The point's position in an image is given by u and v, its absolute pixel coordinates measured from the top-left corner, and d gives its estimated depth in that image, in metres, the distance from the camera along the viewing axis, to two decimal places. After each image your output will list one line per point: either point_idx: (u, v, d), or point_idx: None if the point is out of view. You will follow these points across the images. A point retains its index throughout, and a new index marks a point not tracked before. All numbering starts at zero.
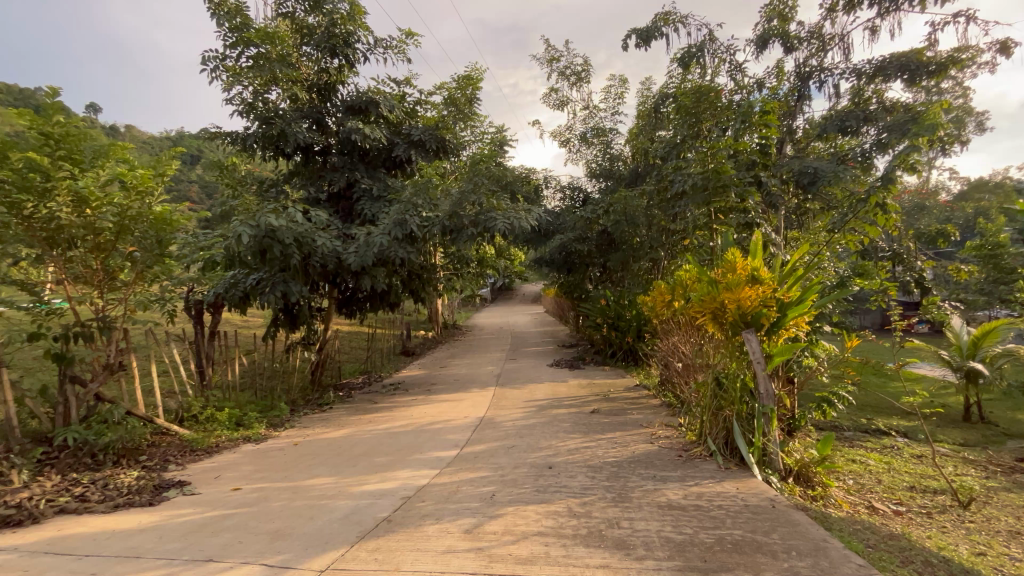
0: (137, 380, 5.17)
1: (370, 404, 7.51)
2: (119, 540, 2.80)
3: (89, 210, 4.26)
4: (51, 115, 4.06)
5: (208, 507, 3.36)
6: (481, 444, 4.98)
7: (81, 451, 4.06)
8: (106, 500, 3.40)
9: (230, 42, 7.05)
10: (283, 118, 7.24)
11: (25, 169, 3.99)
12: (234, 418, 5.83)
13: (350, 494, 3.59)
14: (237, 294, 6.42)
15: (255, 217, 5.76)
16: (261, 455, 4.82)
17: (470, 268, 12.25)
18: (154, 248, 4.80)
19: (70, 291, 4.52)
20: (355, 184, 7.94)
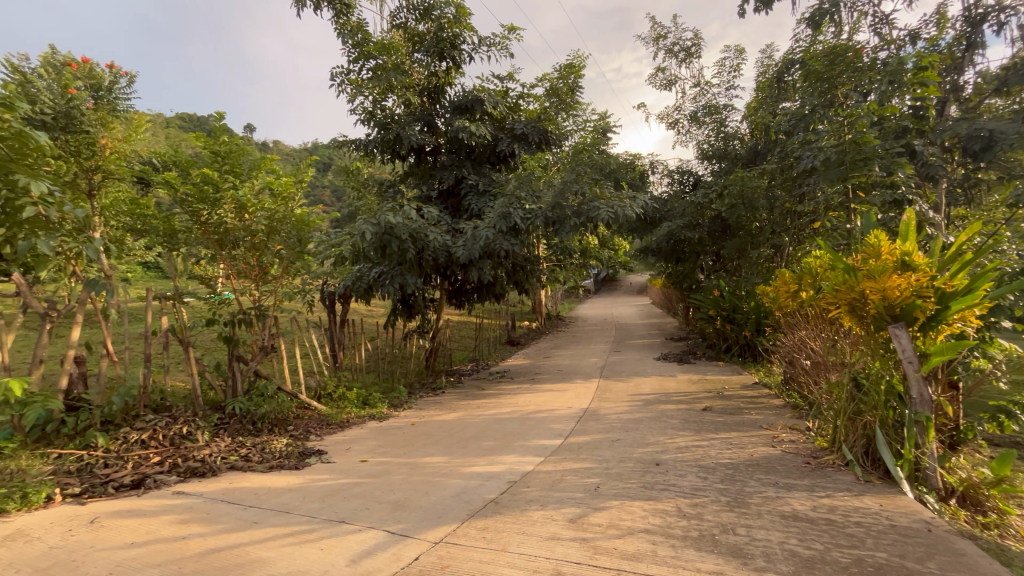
0: (285, 361, 6.01)
1: (478, 390, 7.88)
2: (275, 496, 3.28)
3: (247, 214, 5.06)
4: (219, 136, 4.84)
5: (341, 475, 3.80)
6: (586, 436, 4.96)
7: (245, 418, 4.84)
8: (264, 461, 4.02)
9: (353, 57, 7.77)
10: (398, 122, 7.80)
11: (201, 182, 4.79)
12: (361, 398, 6.51)
13: (461, 474, 3.82)
14: (362, 286, 7.20)
15: (377, 216, 6.33)
16: (384, 432, 5.32)
17: (573, 259, 12.18)
18: (296, 246, 5.48)
19: (235, 285, 5.35)
20: (462, 181, 8.32)
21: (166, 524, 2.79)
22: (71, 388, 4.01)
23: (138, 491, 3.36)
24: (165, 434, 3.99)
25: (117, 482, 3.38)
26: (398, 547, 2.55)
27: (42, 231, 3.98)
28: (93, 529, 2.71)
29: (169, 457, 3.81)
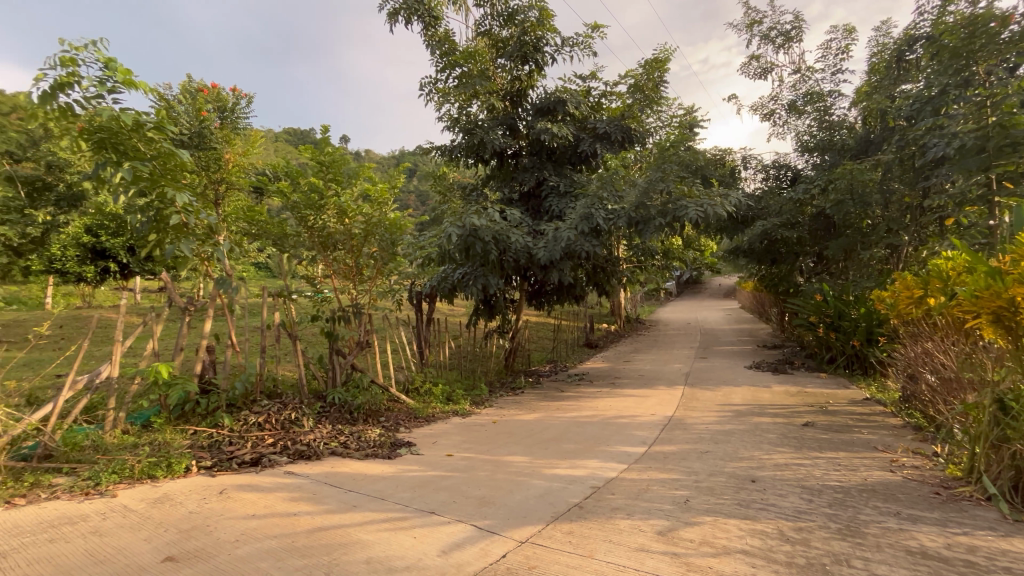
0: (377, 356, 6.42)
1: (557, 392, 7.87)
2: (371, 482, 3.51)
3: (348, 219, 5.49)
4: (324, 147, 5.29)
5: (429, 467, 3.97)
6: (672, 445, 4.75)
7: (343, 408, 5.24)
8: (360, 449, 4.31)
9: (441, 67, 8.11)
10: (482, 127, 8.01)
11: (309, 190, 5.27)
12: (446, 394, 6.78)
13: (543, 475, 3.83)
14: (447, 286, 7.50)
15: (462, 219, 6.54)
16: (467, 428, 5.48)
17: (655, 260, 11.74)
18: (389, 248, 5.83)
19: (336, 284, 5.79)
20: (543, 182, 8.36)
21: (280, 501, 3.09)
22: (204, 373, 4.57)
23: (256, 468, 3.75)
24: (277, 418, 4.42)
25: (240, 459, 3.80)
26: (485, 543, 2.61)
27: (183, 236, 4.60)
28: (221, 499, 3.06)
29: (281, 439, 4.21)
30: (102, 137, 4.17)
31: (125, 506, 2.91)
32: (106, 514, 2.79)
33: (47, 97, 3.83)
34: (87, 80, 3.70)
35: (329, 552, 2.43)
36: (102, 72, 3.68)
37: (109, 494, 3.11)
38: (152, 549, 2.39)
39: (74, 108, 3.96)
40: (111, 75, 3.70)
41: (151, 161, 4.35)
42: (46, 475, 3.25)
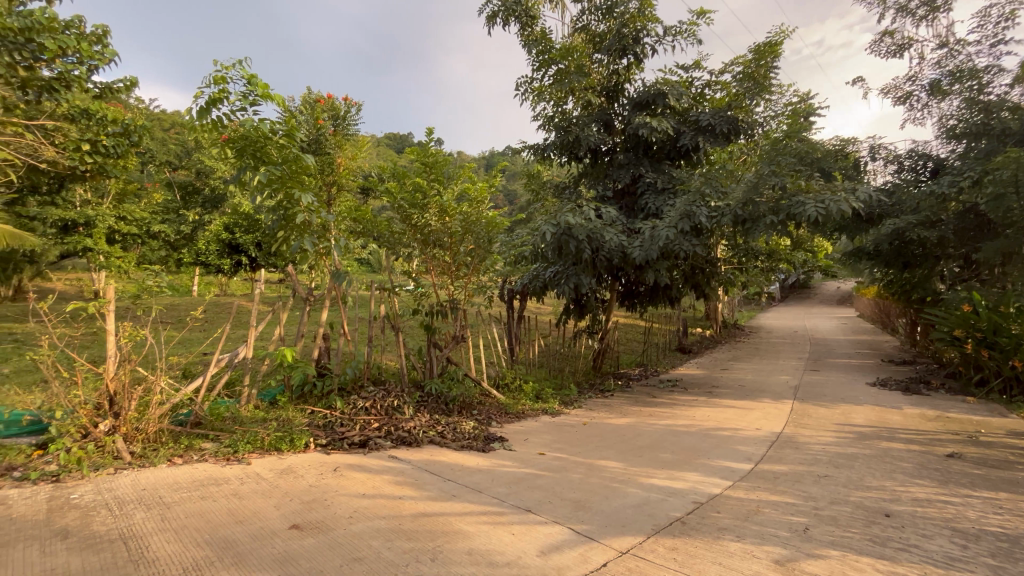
0: (470, 350, 6.63)
1: (649, 397, 7.56)
2: (468, 474, 3.61)
3: (448, 218, 5.72)
4: (428, 149, 5.52)
5: (522, 464, 4.00)
6: (783, 465, 4.33)
7: (439, 398, 5.46)
8: (456, 440, 4.46)
9: (536, 66, 8.12)
10: (576, 124, 7.89)
11: (413, 190, 5.54)
12: (535, 392, 6.79)
13: (640, 484, 3.68)
14: (538, 284, 7.54)
15: (556, 217, 6.50)
16: (557, 428, 5.44)
17: (759, 261, 10.83)
18: (484, 245, 5.98)
19: (434, 280, 6.03)
20: (639, 179, 8.06)
21: (386, 483, 3.27)
22: (320, 358, 5.02)
23: (364, 450, 4.03)
24: (382, 404, 4.71)
25: (350, 440, 4.10)
26: (585, 548, 2.56)
27: (306, 233, 5.07)
28: (336, 476, 3.32)
29: (385, 424, 4.48)
30: (244, 145, 4.74)
31: (258, 473, 3.26)
32: (243, 479, 3.14)
33: (204, 112, 4.42)
34: (234, 96, 4.22)
35: (433, 538, 2.52)
36: (246, 87, 4.16)
37: (245, 461, 3.51)
38: (282, 516, 2.63)
39: (223, 120, 4.53)
40: (252, 90, 4.18)
41: (282, 165, 4.85)
42: (196, 440, 3.74)
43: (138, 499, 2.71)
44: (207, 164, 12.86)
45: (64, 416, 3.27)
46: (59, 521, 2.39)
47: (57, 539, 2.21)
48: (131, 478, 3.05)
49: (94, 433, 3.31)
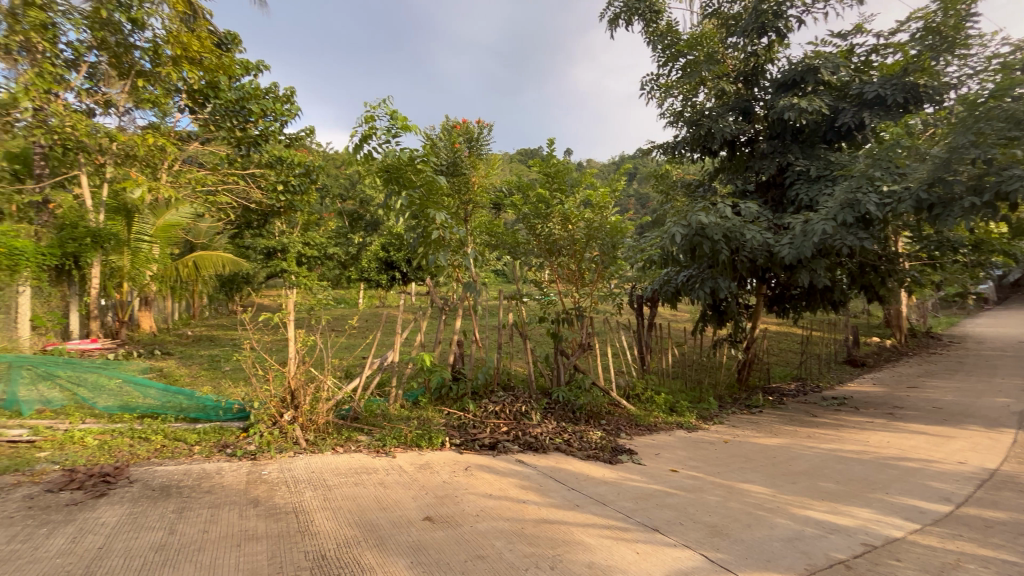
0: (598, 358, 6.53)
1: (808, 416, 6.59)
2: (593, 485, 3.53)
3: (572, 225, 5.75)
4: (550, 160, 5.60)
5: (651, 480, 3.79)
6: (999, 512, 3.41)
7: (566, 406, 5.46)
8: (582, 449, 4.42)
9: (663, 61, 7.77)
10: (710, 117, 7.29)
11: (537, 201, 5.69)
12: (669, 404, 6.40)
13: (793, 515, 3.22)
14: (670, 290, 7.13)
15: (687, 217, 6.07)
16: (693, 445, 5.04)
17: (961, 255, 8.75)
18: (610, 251, 5.85)
19: (560, 288, 6.09)
20: (788, 167, 7.15)
21: (512, 486, 3.38)
22: (455, 363, 5.39)
23: (494, 452, 4.21)
24: (510, 409, 4.89)
25: (481, 441, 4.32)
26: None
27: (441, 248, 5.49)
28: (466, 475, 3.53)
29: (513, 428, 4.62)
30: (390, 173, 5.36)
31: (401, 466, 3.62)
32: (388, 470, 3.52)
33: (357, 148, 5.13)
34: (380, 131, 4.80)
35: (553, 546, 2.52)
36: (389, 122, 4.73)
37: (391, 454, 3.92)
38: (418, 507, 2.88)
39: (373, 154, 5.20)
40: (394, 124, 4.72)
41: (420, 188, 5.39)
42: (353, 432, 4.28)
43: (308, 479, 3.21)
44: (367, 193, 14.77)
45: (260, 406, 4.04)
46: (253, 492, 2.94)
47: (250, 506, 2.72)
48: (305, 461, 3.62)
49: (280, 421, 4.02)
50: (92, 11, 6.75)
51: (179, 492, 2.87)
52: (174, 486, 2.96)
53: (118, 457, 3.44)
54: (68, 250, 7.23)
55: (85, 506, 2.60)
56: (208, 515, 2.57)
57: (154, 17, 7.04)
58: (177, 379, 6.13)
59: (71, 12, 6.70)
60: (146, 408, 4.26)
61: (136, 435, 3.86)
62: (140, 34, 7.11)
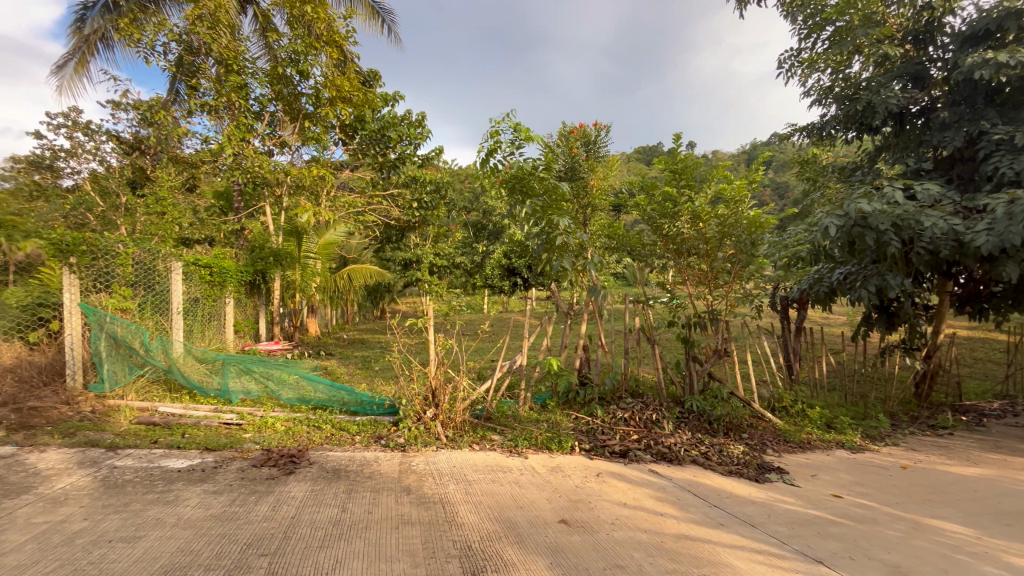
0: (736, 366, 6.02)
1: (1022, 443, 5.29)
2: (739, 504, 3.26)
3: (703, 223, 5.36)
4: (677, 155, 5.25)
5: (808, 504, 3.38)
6: None
7: (702, 416, 5.09)
8: (723, 464, 4.12)
9: (805, 33, 6.95)
10: (869, 88, 6.30)
11: (663, 200, 5.40)
12: (825, 419, 5.63)
13: (1008, 564, 2.62)
14: (823, 289, 6.28)
15: (844, 205, 5.27)
16: (859, 468, 4.37)
17: None
18: (748, 248, 5.35)
19: (690, 290, 5.76)
20: (981, 137, 5.86)
21: (647, 497, 3.26)
22: (582, 367, 5.39)
23: (625, 460, 4.11)
24: (640, 417, 4.72)
25: (611, 448, 4.25)
26: None
27: (565, 253, 5.55)
28: (599, 481, 3.50)
29: (645, 437, 4.47)
30: (514, 183, 5.57)
31: (533, 467, 3.72)
32: (522, 470, 3.64)
33: (484, 163, 5.44)
34: (505, 144, 5.04)
35: (698, 565, 2.39)
36: (513, 134, 4.92)
37: (523, 455, 4.06)
38: (553, 509, 2.93)
39: (498, 166, 5.47)
40: (518, 135, 4.90)
41: (543, 196, 5.51)
42: (488, 431, 4.51)
43: (450, 473, 3.46)
44: (489, 203, 15.54)
45: (407, 403, 4.46)
46: (406, 480, 3.27)
47: (405, 493, 3.03)
48: (445, 456, 3.90)
49: (423, 417, 4.39)
50: (272, 69, 8.21)
51: (347, 475, 3.30)
52: (343, 469, 3.42)
53: (300, 441, 4.08)
54: (259, 268, 8.65)
55: (280, 481, 3.13)
56: (371, 498, 2.92)
57: (316, 67, 8.28)
58: (339, 376, 7.07)
59: (257, 73, 8.19)
60: (318, 401, 4.98)
61: (312, 424, 4.54)
62: (305, 82, 8.41)
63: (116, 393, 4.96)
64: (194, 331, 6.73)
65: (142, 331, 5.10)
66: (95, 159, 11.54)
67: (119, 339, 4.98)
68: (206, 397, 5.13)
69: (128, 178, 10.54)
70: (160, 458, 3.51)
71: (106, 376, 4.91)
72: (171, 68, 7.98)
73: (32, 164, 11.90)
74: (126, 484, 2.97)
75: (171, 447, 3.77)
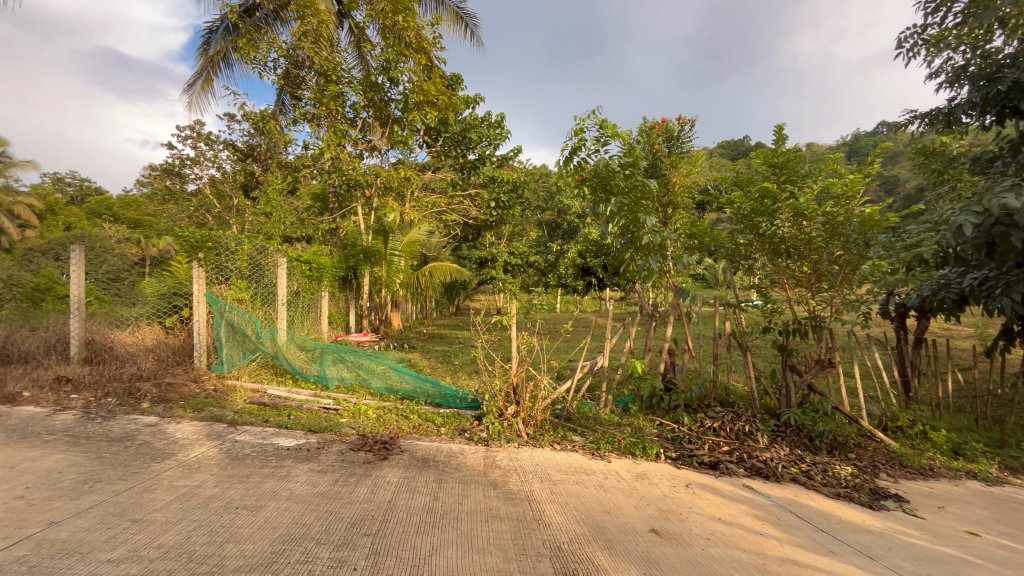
0: (841, 379, 5.48)
1: None
2: (851, 531, 2.96)
3: (806, 223, 4.83)
4: (778, 148, 4.86)
5: (935, 539, 2.99)
6: None
7: (801, 431, 4.67)
8: (828, 485, 3.76)
9: (931, 8, 6.16)
10: (1015, 65, 5.43)
11: (761, 197, 4.91)
12: (951, 445, 4.95)
13: None
14: (951, 297, 5.45)
15: (983, 201, 4.53)
16: (996, 503, 3.80)
17: None
18: (860, 249, 4.75)
19: (789, 294, 5.30)
20: None
21: (743, 514, 3.06)
22: (666, 372, 5.17)
23: (716, 473, 3.88)
24: (731, 427, 4.43)
25: (700, 459, 4.04)
26: None
27: (650, 253, 5.34)
28: (688, 493, 3.33)
29: (737, 449, 4.20)
30: (598, 181, 5.46)
31: (618, 472, 3.63)
32: (606, 474, 3.56)
33: (568, 161, 5.39)
34: (590, 141, 4.95)
35: None
36: (599, 131, 4.83)
37: (606, 458, 3.98)
38: (641, 518, 2.83)
39: (582, 164, 5.40)
40: (603, 132, 4.80)
41: (629, 194, 5.33)
42: (568, 432, 4.47)
43: (534, 471, 3.46)
44: (565, 202, 15.45)
45: (489, 398, 4.53)
46: (491, 475, 3.33)
47: (491, 488, 3.09)
48: (527, 454, 3.91)
49: (505, 414, 4.44)
50: (365, 78, 8.74)
51: (436, 465, 3.43)
52: (431, 459, 3.55)
53: (390, 429, 4.31)
54: (350, 264, 9.26)
55: (376, 466, 3.32)
56: (459, 489, 3.01)
57: (405, 74, 8.69)
58: (422, 369, 7.38)
59: (352, 81, 8.75)
60: (404, 391, 5.19)
61: (400, 413, 4.78)
62: (395, 89, 8.87)
63: (233, 374, 5.55)
64: (295, 321, 7.36)
65: (254, 320, 5.63)
66: (214, 166, 13.00)
67: (235, 326, 5.55)
68: (306, 381, 5.57)
69: (241, 182, 11.75)
70: (272, 436, 3.87)
71: (225, 358, 5.54)
72: (280, 82, 8.74)
73: (166, 171, 13.65)
74: (245, 457, 3.30)
75: (280, 426, 4.14)
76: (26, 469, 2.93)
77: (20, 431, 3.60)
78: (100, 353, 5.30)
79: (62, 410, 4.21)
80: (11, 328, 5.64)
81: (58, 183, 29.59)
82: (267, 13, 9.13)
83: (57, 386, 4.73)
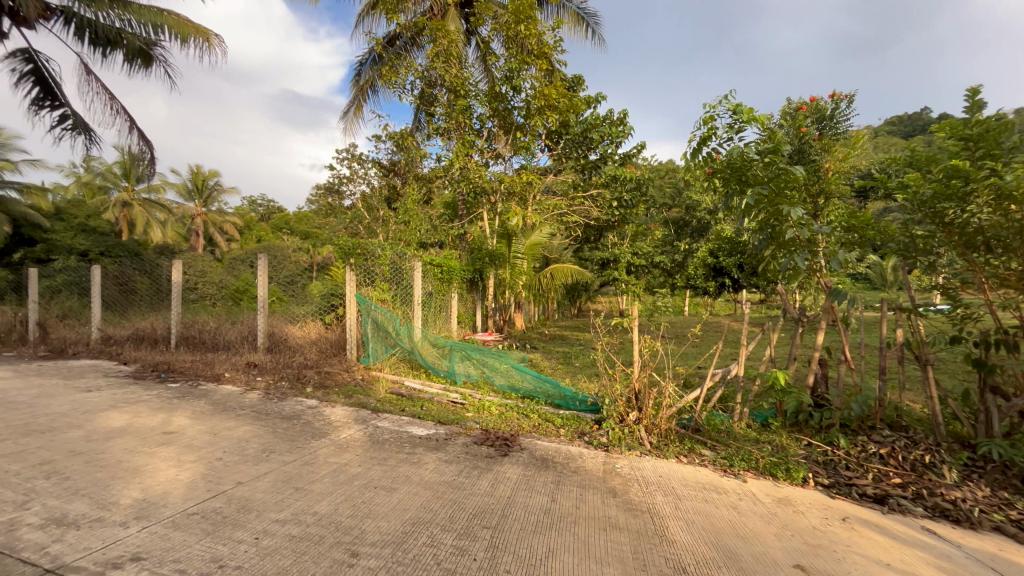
0: None
1: None
2: None
3: (1016, 207, 3.80)
4: (973, 117, 3.95)
5: None
6: None
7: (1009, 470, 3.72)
8: None
9: None
10: None
11: (946, 177, 4.03)
12: None
13: None
14: None
15: None
16: None
17: None
18: None
19: (989, 296, 4.25)
20: None
21: (922, 563, 2.53)
22: (817, 385, 4.53)
23: (883, 508, 3.28)
24: (906, 456, 3.70)
25: (861, 490, 3.45)
26: None
27: (795, 249, 4.71)
28: (845, 527, 2.86)
29: (913, 483, 3.49)
30: (732, 172, 4.99)
31: (755, 494, 3.26)
32: (741, 495, 3.23)
33: (697, 152, 5.03)
34: (721, 130, 4.55)
35: None
36: (732, 118, 4.42)
37: (741, 478, 3.61)
38: (783, 550, 2.50)
39: (713, 155, 4.99)
40: (738, 118, 4.37)
41: (769, 184, 4.77)
42: (696, 444, 4.15)
43: (657, 483, 3.28)
44: (694, 198, 14.43)
45: (610, 402, 4.40)
46: (611, 482, 3.23)
47: (611, 495, 3.00)
48: (650, 464, 3.72)
49: (626, 419, 4.26)
50: (490, 90, 9.17)
51: (555, 466, 3.43)
52: (550, 460, 3.57)
53: (511, 426, 4.44)
54: (477, 267, 9.77)
55: (497, 461, 3.44)
56: (577, 494, 2.97)
57: (527, 81, 8.92)
58: (543, 369, 7.49)
59: (478, 94, 9.24)
60: (526, 390, 5.29)
61: (521, 411, 4.90)
62: (518, 97, 9.13)
63: (377, 366, 6.17)
64: (429, 320, 7.98)
65: (394, 318, 6.23)
66: (365, 182, 14.72)
67: (379, 322, 6.20)
68: (438, 376, 5.98)
69: (385, 195, 13.14)
70: (407, 424, 4.23)
71: (371, 352, 6.20)
72: (416, 101, 9.55)
73: (328, 189, 15.85)
74: (384, 442, 3.67)
75: (414, 416, 4.51)
76: (224, 436, 3.62)
77: (222, 405, 4.46)
78: (279, 343, 6.43)
79: (251, 390, 5.12)
80: (219, 321, 7.04)
81: (253, 204, 36.17)
82: (406, 40, 10.10)
83: (248, 369, 5.80)
